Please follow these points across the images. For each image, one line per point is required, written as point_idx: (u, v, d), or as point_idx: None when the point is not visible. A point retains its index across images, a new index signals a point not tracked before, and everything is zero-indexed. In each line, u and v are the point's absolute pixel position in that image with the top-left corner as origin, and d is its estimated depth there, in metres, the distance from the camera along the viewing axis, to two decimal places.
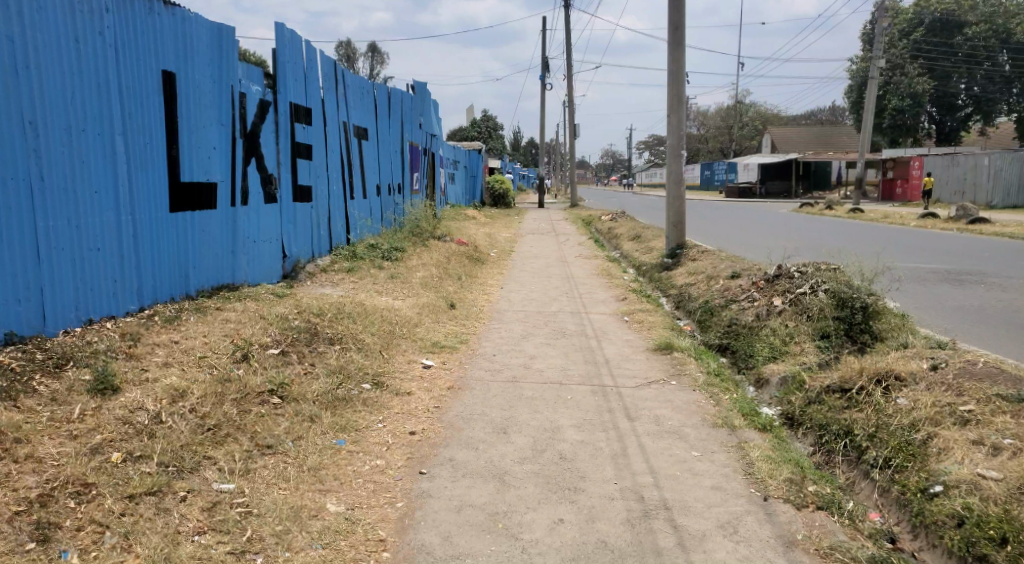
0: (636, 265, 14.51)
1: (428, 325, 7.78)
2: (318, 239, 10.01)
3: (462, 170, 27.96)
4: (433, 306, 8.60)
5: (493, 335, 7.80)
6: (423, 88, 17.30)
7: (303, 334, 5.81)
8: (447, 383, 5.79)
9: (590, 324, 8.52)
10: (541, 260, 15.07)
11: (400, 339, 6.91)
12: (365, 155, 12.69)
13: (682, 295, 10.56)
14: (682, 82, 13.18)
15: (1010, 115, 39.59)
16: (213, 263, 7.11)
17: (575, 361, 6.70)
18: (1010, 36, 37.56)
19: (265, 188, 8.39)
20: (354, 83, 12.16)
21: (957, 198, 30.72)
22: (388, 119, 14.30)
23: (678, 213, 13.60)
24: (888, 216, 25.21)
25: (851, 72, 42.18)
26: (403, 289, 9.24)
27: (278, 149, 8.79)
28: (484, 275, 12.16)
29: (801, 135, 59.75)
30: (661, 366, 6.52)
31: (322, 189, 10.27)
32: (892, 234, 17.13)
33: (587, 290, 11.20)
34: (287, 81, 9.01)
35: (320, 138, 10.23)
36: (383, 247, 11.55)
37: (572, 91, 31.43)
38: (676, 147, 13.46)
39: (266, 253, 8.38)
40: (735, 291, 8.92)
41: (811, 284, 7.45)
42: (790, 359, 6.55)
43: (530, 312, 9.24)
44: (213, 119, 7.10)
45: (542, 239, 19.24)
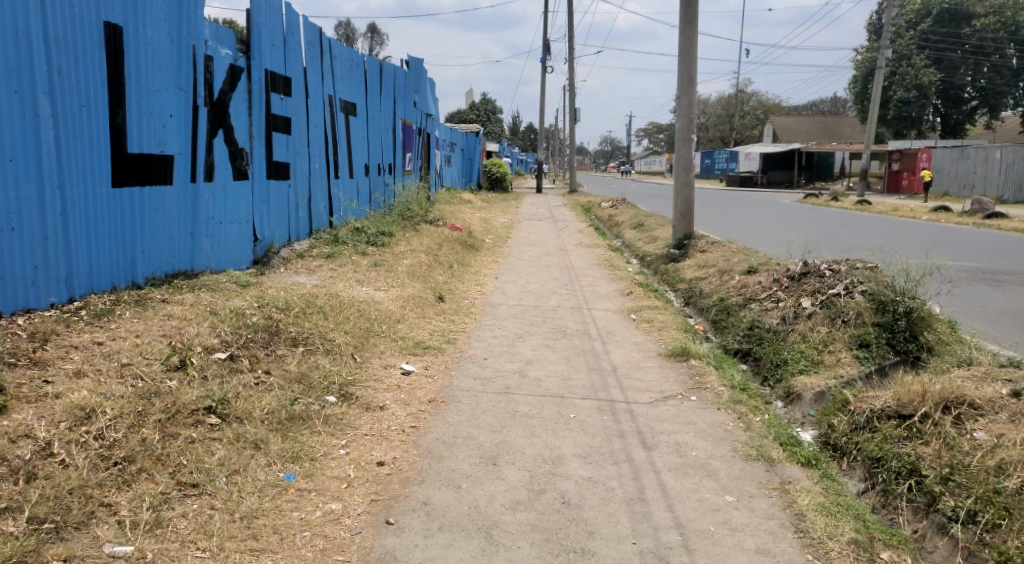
0: (639, 255, 13.65)
1: (412, 321, 6.88)
2: (296, 221, 9.11)
3: (459, 153, 27.15)
4: (419, 299, 7.71)
5: (484, 334, 6.93)
6: (420, 63, 16.36)
7: (260, 333, 4.93)
8: (427, 395, 4.91)
9: (594, 322, 7.64)
10: (538, 248, 14.16)
11: (377, 338, 6.03)
12: (353, 133, 11.77)
13: (692, 291, 9.71)
14: (694, 62, 12.27)
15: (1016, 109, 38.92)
16: (168, 248, 6.21)
17: (579, 368, 5.84)
18: (1019, 28, 36.80)
19: (234, 163, 7.46)
20: (342, 54, 11.22)
21: (966, 192, 29.94)
22: (380, 95, 13.38)
23: (685, 201, 12.68)
24: (896, 209, 24.33)
25: (857, 62, 41.17)
26: (388, 278, 8.38)
27: (251, 121, 7.85)
28: (478, 264, 11.27)
29: (804, 126, 58.87)
30: (678, 377, 5.67)
31: (302, 167, 9.35)
32: (910, 228, 16.33)
33: (589, 282, 10.32)
34: (263, 45, 8.06)
35: (301, 111, 9.31)
36: (370, 231, 10.66)
37: (573, 73, 30.40)
38: (686, 131, 12.55)
39: (234, 235, 7.47)
40: (753, 289, 8.07)
41: (845, 283, 6.65)
42: (826, 373, 5.72)
43: (527, 307, 8.37)
44: (172, 83, 6.16)
45: (540, 226, 18.32)
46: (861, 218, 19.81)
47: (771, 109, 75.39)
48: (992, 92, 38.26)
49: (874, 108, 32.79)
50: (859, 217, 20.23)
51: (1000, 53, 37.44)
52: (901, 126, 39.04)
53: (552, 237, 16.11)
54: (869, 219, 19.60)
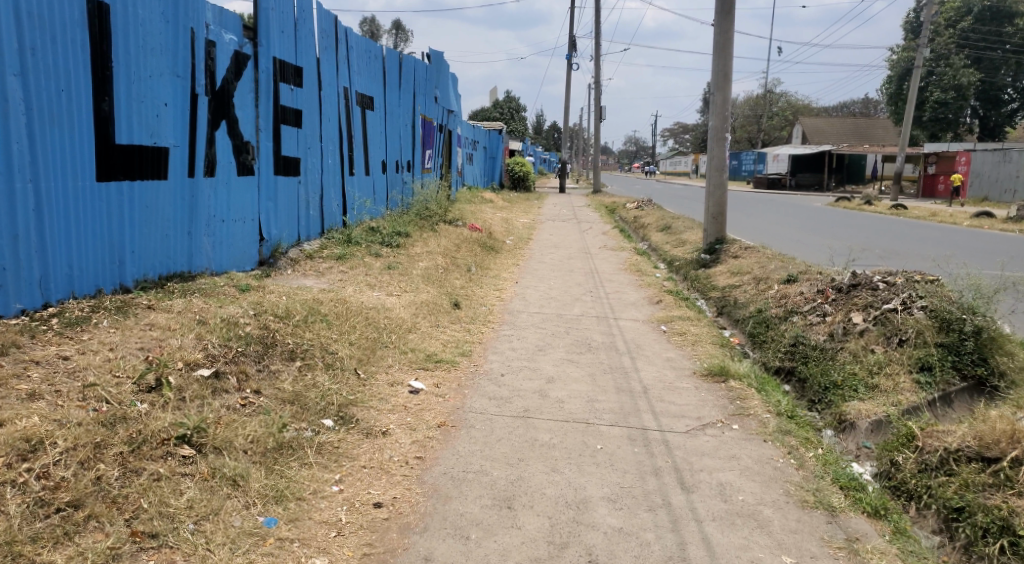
0: (667, 260, 13.07)
1: (425, 331, 6.36)
2: (306, 219, 8.64)
3: (482, 151, 26.60)
4: (432, 305, 7.19)
5: (503, 346, 6.40)
6: (441, 57, 15.86)
7: (254, 346, 4.45)
8: (436, 418, 4.39)
9: (621, 334, 7.09)
10: (561, 251, 13.61)
11: (385, 350, 5.54)
12: (369, 128, 11.31)
13: (725, 300, 9.14)
14: (729, 58, 11.66)
15: None
16: (163, 248, 5.75)
17: (606, 388, 5.30)
18: None
19: (237, 158, 6.99)
20: (358, 45, 10.76)
21: (1007, 197, 29.11)
22: (399, 89, 12.90)
23: (717, 204, 12.06)
24: (934, 214, 23.42)
25: (891, 63, 40.06)
26: (401, 282, 7.88)
27: (257, 113, 7.38)
28: (499, 267, 10.78)
29: (833, 127, 57.71)
30: (717, 402, 5.12)
31: (314, 163, 8.89)
32: (952, 236, 15.59)
33: (614, 288, 9.77)
34: (270, 32, 7.57)
35: (314, 104, 8.85)
36: (385, 232, 10.18)
37: (599, 71, 29.80)
38: (720, 130, 11.93)
39: (237, 235, 7.01)
40: (794, 301, 7.47)
41: (902, 297, 6.04)
42: (881, 399, 5.15)
43: (549, 315, 7.85)
44: (167, 68, 5.70)
45: (563, 227, 17.76)
46: (898, 224, 19.00)
47: (800, 111, 74.07)
48: None
49: (909, 110, 31.78)
50: (895, 224, 19.45)
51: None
52: (937, 128, 37.91)
53: (575, 239, 15.56)
54: (907, 225, 18.80)
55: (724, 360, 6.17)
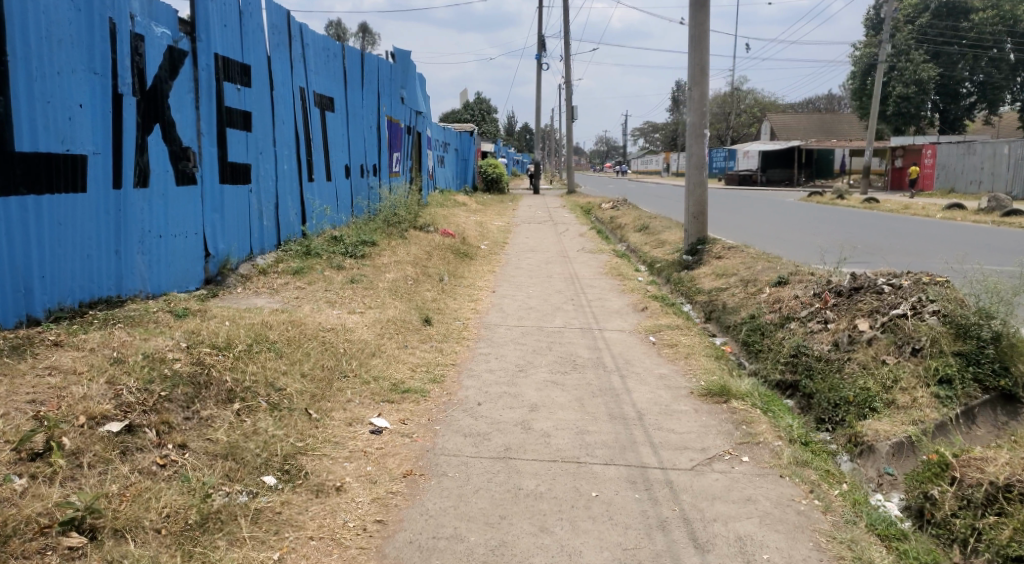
0: (647, 261, 12.51)
1: (390, 354, 5.68)
2: (260, 231, 7.93)
3: (452, 153, 25.85)
4: (397, 322, 6.51)
5: (478, 367, 5.75)
6: (406, 57, 15.18)
7: (182, 389, 3.76)
8: (401, 467, 3.76)
9: (608, 348, 6.48)
10: (537, 256, 12.99)
11: (343, 382, 4.86)
12: (329, 130, 10.59)
13: (713, 305, 8.58)
14: (705, 51, 11.11)
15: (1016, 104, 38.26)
16: (83, 270, 5.13)
17: (597, 416, 4.68)
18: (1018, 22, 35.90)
19: (176, 165, 6.29)
20: (315, 43, 10.05)
21: (973, 189, 28.80)
22: (362, 89, 12.21)
23: (697, 203, 11.50)
24: (908, 207, 23.14)
25: (855, 58, 40.09)
26: (365, 298, 7.20)
27: (197, 116, 6.68)
28: (472, 275, 10.13)
29: (801, 122, 57.83)
30: (722, 428, 4.52)
31: (267, 169, 8.18)
32: (937, 231, 15.17)
33: (595, 295, 9.15)
34: (210, 25, 6.87)
35: (265, 105, 8.14)
36: (348, 241, 9.47)
37: (568, 72, 29.33)
38: (698, 126, 11.39)
39: (178, 251, 6.31)
40: (789, 305, 6.90)
41: (911, 301, 5.45)
42: (902, 416, 4.52)
43: (528, 329, 7.21)
44: (80, 64, 5.08)
45: (538, 230, 17.14)
46: (878, 218, 18.64)
47: (769, 107, 74.27)
48: (993, 85, 37.10)
49: (876, 104, 31.71)
50: (877, 218, 19.05)
51: (1000, 47, 36.33)
52: (900, 122, 37.99)
53: (551, 242, 14.94)
54: (888, 220, 18.45)
55: (723, 377, 5.56)
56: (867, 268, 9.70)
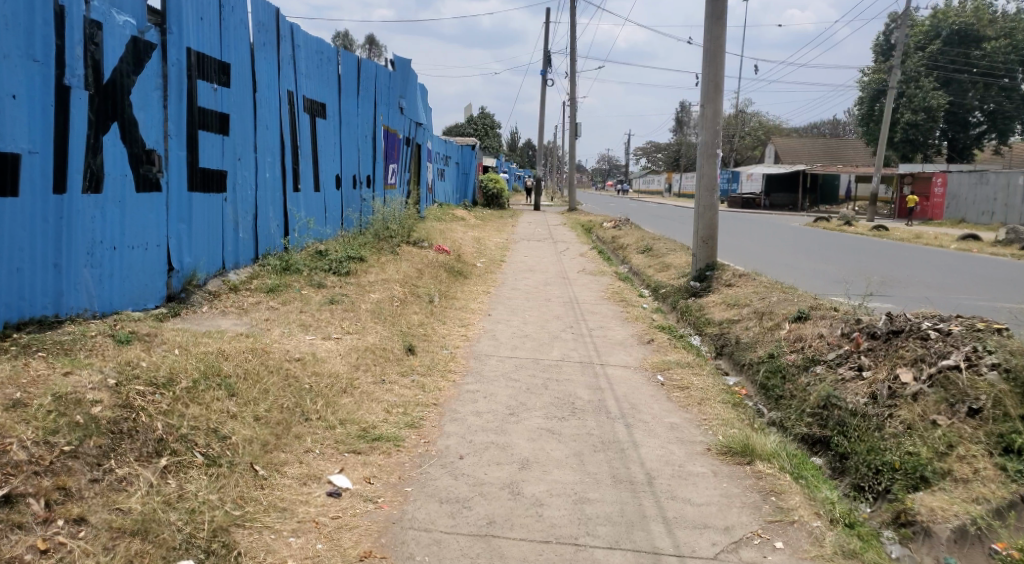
0: (651, 286, 11.85)
1: (364, 391, 5.00)
2: (234, 243, 7.24)
3: (453, 167, 25.29)
4: (376, 351, 5.84)
5: (464, 408, 5.07)
6: (406, 64, 14.54)
7: (96, 440, 3.10)
8: (362, 547, 3.13)
9: (611, 388, 5.80)
10: (536, 276, 12.33)
11: (304, 429, 4.18)
12: (320, 138, 9.94)
13: (724, 338, 7.92)
14: (721, 66, 10.47)
15: None
16: (9, 286, 4.47)
17: (598, 478, 3.99)
18: None
19: (137, 170, 5.59)
20: (306, 45, 9.41)
21: (984, 219, 28.22)
22: (357, 97, 11.57)
23: (708, 226, 10.81)
24: (919, 236, 22.52)
25: (863, 83, 39.63)
26: (347, 322, 6.54)
27: (166, 116, 5.96)
28: (465, 297, 9.47)
29: (806, 147, 57.37)
30: (749, 499, 3.86)
31: (245, 176, 7.50)
32: (956, 264, 14.50)
33: (597, 323, 8.47)
34: (185, 16, 6.16)
35: (246, 107, 7.44)
36: (334, 256, 8.79)
37: (573, 88, 28.82)
38: (710, 146, 10.73)
39: (136, 266, 5.63)
40: (815, 346, 6.23)
41: (965, 351, 4.82)
42: (961, 493, 3.88)
43: (522, 361, 6.54)
44: (15, 50, 4.46)
45: (538, 248, 16.48)
46: (890, 248, 18.00)
47: (773, 130, 73.90)
48: (1002, 115, 36.62)
49: (885, 131, 31.17)
50: (888, 247, 18.40)
51: (1011, 76, 35.87)
52: (908, 149, 37.47)
53: (551, 262, 14.28)
54: (899, 249, 17.83)
55: (745, 431, 4.89)
56: (891, 305, 9.01)
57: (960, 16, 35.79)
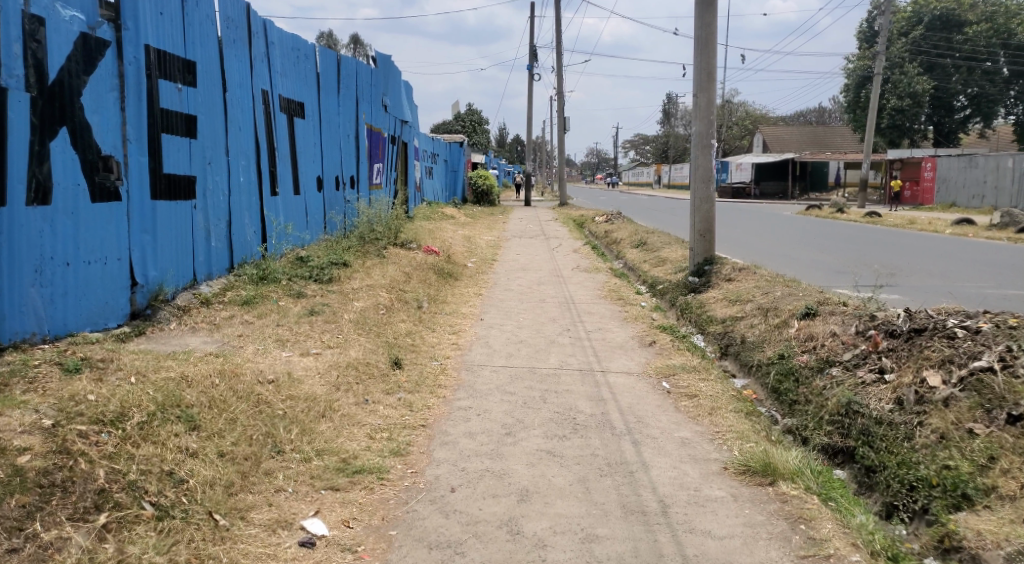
0: (647, 282, 11.43)
1: (345, 414, 4.56)
2: (206, 253, 6.78)
3: (441, 165, 24.83)
4: (358, 368, 5.39)
5: (455, 429, 4.63)
6: (388, 61, 14.03)
7: (20, 499, 2.81)
8: None
9: (614, 399, 5.37)
10: (528, 275, 11.86)
11: (274, 464, 3.75)
12: (298, 139, 9.47)
13: (729, 338, 7.51)
14: (713, 53, 10.03)
15: (1009, 117, 37.43)
16: None
17: (607, 509, 3.57)
18: (1010, 36, 34.90)
19: (92, 179, 5.13)
20: (281, 41, 8.92)
21: (974, 204, 27.93)
22: (338, 95, 11.09)
23: (705, 219, 10.37)
24: (914, 222, 22.14)
25: (849, 70, 39.29)
26: (328, 335, 6.08)
27: (125, 120, 5.48)
28: (455, 300, 9.02)
29: (794, 135, 57.08)
30: (779, 530, 3.42)
31: (217, 182, 7.02)
32: (959, 251, 14.06)
33: (594, 325, 8.04)
34: (143, 12, 5.69)
35: (218, 108, 6.95)
36: (316, 263, 8.32)
37: (559, 81, 28.35)
38: (705, 136, 10.28)
39: (95, 283, 5.17)
40: (829, 346, 5.81)
41: (997, 351, 4.42)
42: (1010, 512, 3.42)
43: (517, 370, 6.10)
44: None
45: (530, 246, 16.01)
46: (888, 235, 17.59)
47: (762, 119, 73.54)
48: (985, 99, 36.17)
49: (873, 117, 30.78)
50: (886, 234, 17.98)
51: (993, 61, 35.36)
52: (895, 134, 37.12)
53: (543, 260, 13.83)
54: (898, 236, 17.44)
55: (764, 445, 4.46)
56: (903, 297, 8.57)
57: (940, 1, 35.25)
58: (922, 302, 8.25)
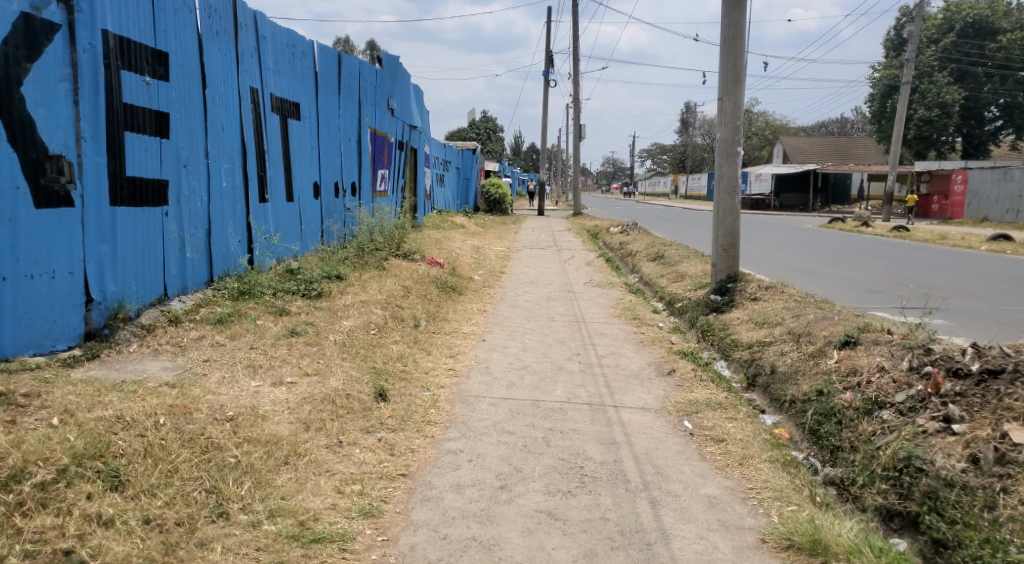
0: (665, 299, 10.71)
1: (314, 460, 3.91)
2: (180, 265, 6.16)
3: (453, 172, 24.22)
4: (335, 402, 4.71)
5: (441, 480, 3.95)
6: (394, 62, 13.43)
7: None
8: None
9: (628, 443, 4.67)
10: (538, 289, 11.17)
11: (213, 529, 3.09)
12: (292, 142, 8.85)
13: (756, 364, 6.79)
14: (739, 55, 9.32)
15: None
16: None
17: None
18: None
19: (36, 180, 4.50)
20: (275, 37, 8.31)
21: (1009, 218, 26.97)
22: (338, 96, 10.48)
23: (729, 232, 9.62)
24: (943, 236, 21.26)
25: (873, 80, 38.34)
26: (309, 360, 5.44)
27: (79, 115, 4.86)
28: (457, 318, 8.37)
29: (814, 145, 56.07)
30: None
31: (194, 185, 6.38)
32: (1000, 269, 13.22)
33: (608, 348, 7.34)
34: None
35: (195, 105, 6.33)
36: (307, 275, 7.69)
37: (575, 89, 27.72)
38: (730, 142, 9.53)
39: (41, 300, 4.56)
40: (877, 385, 5.02)
41: None
42: None
43: (518, 402, 5.41)
44: None
45: (541, 257, 15.33)
46: (919, 251, 16.77)
47: (781, 129, 72.57)
48: (1019, 108, 34.92)
49: (900, 127, 29.78)
50: (916, 250, 17.14)
51: None
52: (922, 145, 36.13)
53: (554, 273, 13.15)
54: (927, 252, 16.63)
55: (814, 516, 3.72)
56: (953, 324, 7.81)
57: (973, 8, 34.30)
58: (975, 331, 7.48)
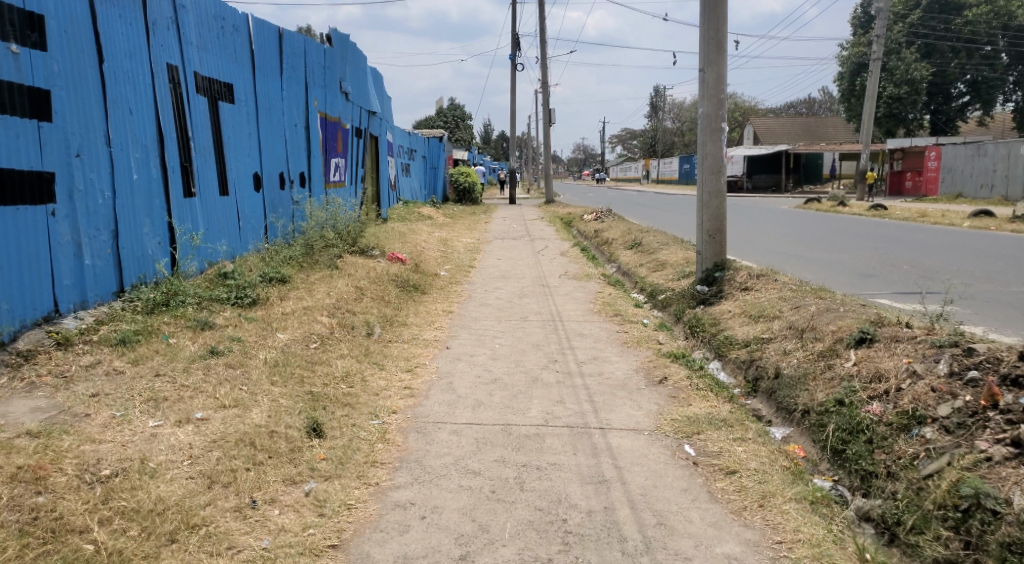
0: (646, 290, 9.83)
1: (212, 535, 2.99)
2: (79, 274, 5.18)
3: (419, 162, 23.14)
4: (255, 444, 3.76)
5: (382, 553, 3.05)
6: (345, 41, 12.36)
7: None
8: None
9: (622, 480, 3.76)
10: (509, 285, 10.23)
11: None
12: (226, 128, 7.82)
13: (751, 358, 5.68)
14: (721, 21, 8.40)
15: (1006, 104, 36.30)
16: None
17: None
18: (1011, 19, 33.61)
19: None
20: (199, 8, 7.27)
21: (984, 193, 26.55)
22: (280, 78, 9.42)
23: (714, 217, 8.72)
24: (922, 214, 20.66)
25: (842, 59, 37.83)
26: (226, 387, 4.47)
27: None
28: (416, 320, 7.41)
29: (784, 126, 55.65)
30: None
31: (94, 179, 5.38)
32: (996, 246, 12.51)
33: (588, 352, 6.44)
34: None
35: (88, 82, 5.33)
36: (242, 279, 6.69)
37: (543, 74, 26.77)
38: (714, 118, 8.61)
39: None
40: (913, 396, 3.98)
41: None
42: None
43: (484, 428, 4.47)
44: None
45: (513, 248, 14.39)
46: (905, 231, 16.09)
47: (749, 111, 72.20)
48: (985, 83, 34.79)
49: (870, 105, 29.14)
50: (903, 230, 16.44)
51: (992, 44, 34.14)
52: (891, 123, 35.58)
53: (527, 266, 12.22)
54: (910, 231, 15.99)
55: None
56: (974, 309, 6.97)
57: None
58: (1001, 316, 6.64)
